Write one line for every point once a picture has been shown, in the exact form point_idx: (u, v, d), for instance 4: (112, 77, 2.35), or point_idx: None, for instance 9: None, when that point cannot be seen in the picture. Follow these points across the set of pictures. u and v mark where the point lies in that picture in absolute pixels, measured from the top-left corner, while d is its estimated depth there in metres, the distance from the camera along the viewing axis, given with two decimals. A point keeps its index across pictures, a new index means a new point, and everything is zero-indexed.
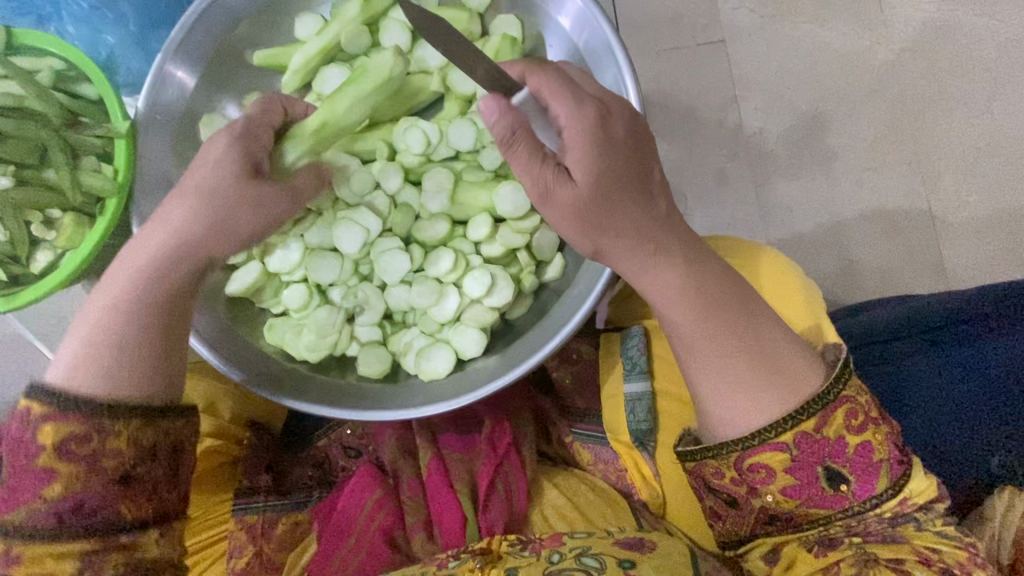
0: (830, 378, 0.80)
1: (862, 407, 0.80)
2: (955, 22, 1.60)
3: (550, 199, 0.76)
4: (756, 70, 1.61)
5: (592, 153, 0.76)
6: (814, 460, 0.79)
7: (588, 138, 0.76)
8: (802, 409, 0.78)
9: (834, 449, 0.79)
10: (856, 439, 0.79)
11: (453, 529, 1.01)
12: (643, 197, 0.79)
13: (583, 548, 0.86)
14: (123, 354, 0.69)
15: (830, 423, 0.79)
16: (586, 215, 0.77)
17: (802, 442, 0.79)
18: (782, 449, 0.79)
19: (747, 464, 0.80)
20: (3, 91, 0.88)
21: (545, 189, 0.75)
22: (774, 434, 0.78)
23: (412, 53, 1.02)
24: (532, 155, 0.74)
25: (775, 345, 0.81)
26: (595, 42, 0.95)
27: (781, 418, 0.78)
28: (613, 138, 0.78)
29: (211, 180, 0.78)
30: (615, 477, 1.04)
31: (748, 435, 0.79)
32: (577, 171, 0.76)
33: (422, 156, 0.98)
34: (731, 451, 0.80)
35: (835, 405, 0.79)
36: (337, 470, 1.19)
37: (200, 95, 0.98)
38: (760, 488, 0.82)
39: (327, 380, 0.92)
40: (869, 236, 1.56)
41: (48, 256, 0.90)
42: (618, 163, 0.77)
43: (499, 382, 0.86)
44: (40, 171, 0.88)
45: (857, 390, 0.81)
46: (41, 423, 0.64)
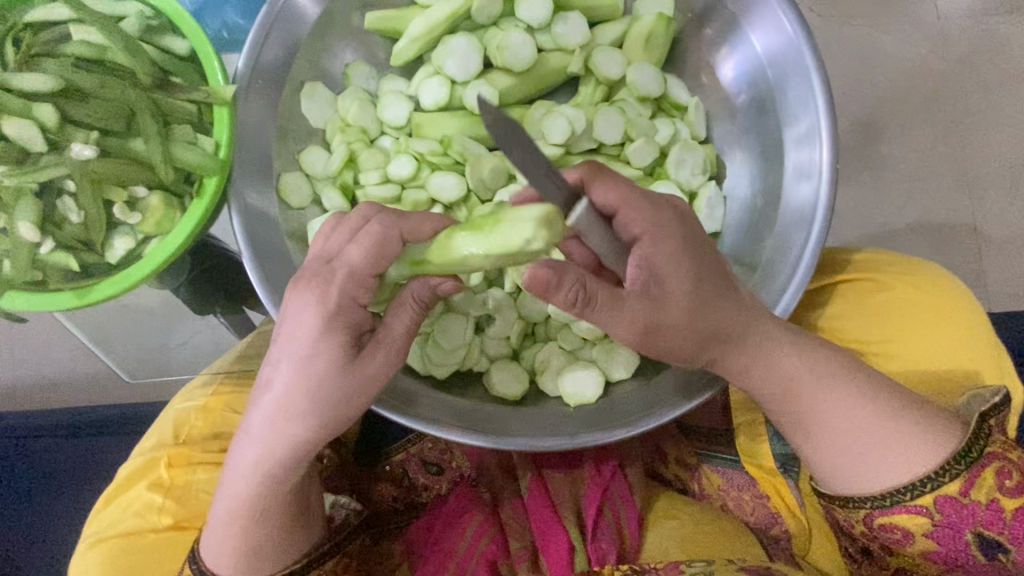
0: (965, 439, 0.67)
1: (1016, 464, 0.67)
2: (1005, 33, 1.39)
3: (657, 329, 0.65)
4: (818, 69, 1.37)
5: (682, 258, 0.64)
6: (961, 525, 0.67)
7: (672, 242, 0.64)
8: (940, 470, 0.66)
9: (986, 516, 0.66)
10: (1015, 503, 0.65)
11: (561, 560, 0.82)
12: (737, 300, 0.67)
13: (705, 573, 0.73)
14: (261, 515, 0.71)
15: (978, 485, 0.66)
16: (698, 333, 0.66)
17: (945, 505, 0.66)
18: (920, 512, 0.67)
19: (875, 524, 0.69)
20: (81, 38, 0.76)
21: (648, 321, 0.64)
22: (910, 496, 0.67)
23: (550, 27, 0.89)
24: (614, 301, 0.62)
25: (881, 441, 0.68)
26: (788, 63, 0.81)
27: (917, 479, 0.67)
28: (695, 233, 0.66)
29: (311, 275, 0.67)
30: (749, 507, 0.91)
31: (876, 492, 0.68)
32: (674, 284, 0.64)
33: (563, 147, 0.86)
34: (857, 508, 0.70)
35: (981, 463, 0.66)
36: (420, 490, 1.00)
37: (305, 58, 0.84)
38: (893, 548, 0.71)
39: (452, 400, 0.81)
40: (917, 251, 1.34)
41: (128, 243, 0.76)
42: (708, 258, 0.66)
43: (653, 421, 0.75)
44: (126, 141, 0.76)
45: (1004, 445, 0.68)
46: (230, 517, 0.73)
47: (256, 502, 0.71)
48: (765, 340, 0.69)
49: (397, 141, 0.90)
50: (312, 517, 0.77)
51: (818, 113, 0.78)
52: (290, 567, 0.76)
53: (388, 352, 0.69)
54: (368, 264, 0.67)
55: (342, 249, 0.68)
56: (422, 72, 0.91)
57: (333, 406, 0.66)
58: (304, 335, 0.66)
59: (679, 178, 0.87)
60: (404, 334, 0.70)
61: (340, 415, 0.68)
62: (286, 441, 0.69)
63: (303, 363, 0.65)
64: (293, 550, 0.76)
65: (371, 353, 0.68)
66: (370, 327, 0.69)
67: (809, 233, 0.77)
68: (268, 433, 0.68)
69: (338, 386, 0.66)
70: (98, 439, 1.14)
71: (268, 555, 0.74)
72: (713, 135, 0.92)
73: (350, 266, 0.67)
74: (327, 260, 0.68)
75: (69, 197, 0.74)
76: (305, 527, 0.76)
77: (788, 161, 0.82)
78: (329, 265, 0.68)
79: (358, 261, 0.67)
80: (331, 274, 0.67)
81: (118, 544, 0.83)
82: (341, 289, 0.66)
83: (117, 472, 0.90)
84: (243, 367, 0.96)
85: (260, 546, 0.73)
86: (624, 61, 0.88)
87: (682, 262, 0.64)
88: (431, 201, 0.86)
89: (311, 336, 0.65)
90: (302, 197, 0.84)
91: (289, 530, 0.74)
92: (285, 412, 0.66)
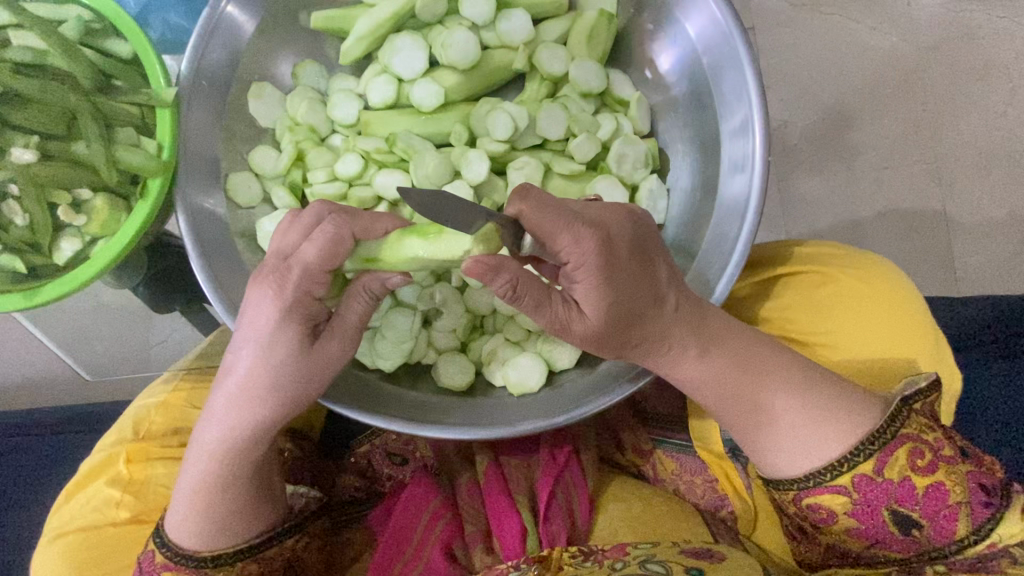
0: (879, 421, 0.71)
1: (929, 444, 0.71)
2: (974, 20, 1.40)
3: (566, 334, 0.70)
4: (787, 60, 1.39)
5: (596, 287, 0.65)
6: (877, 503, 0.71)
7: (592, 271, 0.64)
8: (854, 450, 0.71)
9: (899, 493, 0.70)
10: (925, 480, 0.70)
11: (514, 539, 0.84)
12: (649, 319, 0.69)
13: (646, 555, 0.75)
14: (223, 492, 0.73)
15: (891, 464, 0.70)
16: (602, 343, 0.70)
17: (862, 485, 0.71)
18: (840, 491, 0.72)
19: (804, 504, 0.74)
20: (21, 44, 0.78)
21: (558, 327, 0.69)
22: (829, 477, 0.71)
23: (494, 24, 0.90)
24: (539, 303, 0.66)
25: (803, 438, 0.72)
26: (720, 54, 0.83)
27: (834, 459, 0.71)
28: (617, 259, 0.65)
29: (271, 276, 0.68)
30: (700, 491, 0.93)
31: (799, 476, 0.72)
32: (585, 306, 0.66)
33: (506, 142, 0.88)
34: (787, 489, 0.74)
35: (893, 444, 0.70)
36: (383, 480, 1.02)
37: (250, 59, 0.85)
38: (821, 526, 0.75)
39: (402, 393, 0.83)
40: (886, 238, 1.36)
41: (74, 245, 0.79)
42: (626, 286, 0.66)
43: (591, 408, 0.78)
44: (69, 144, 0.78)
45: (919, 427, 0.71)
46: (198, 482, 0.74)
47: (219, 478, 0.73)
48: (674, 346, 0.72)
49: (346, 139, 0.91)
50: (275, 495, 0.79)
51: (749, 102, 0.80)
52: (251, 545, 0.77)
53: (343, 341, 0.70)
54: (321, 263, 0.66)
55: (296, 248, 0.67)
56: (370, 70, 0.92)
57: (302, 384, 0.70)
58: (262, 320, 0.67)
59: (621, 172, 0.89)
60: (357, 325, 0.71)
61: (303, 395, 0.70)
62: (258, 417, 0.71)
63: (263, 347, 0.68)
64: (256, 528, 0.77)
65: (328, 340, 0.70)
66: (326, 316, 0.71)
67: (742, 224, 0.79)
68: (232, 412, 0.71)
69: (296, 368, 0.68)
70: (66, 437, 1.16)
71: (228, 532, 0.75)
72: (657, 129, 0.94)
73: (303, 265, 0.66)
74: (283, 257, 0.68)
75: (14, 200, 0.76)
76: (267, 507, 0.78)
77: (723, 153, 0.84)
78: (284, 263, 0.67)
79: (313, 260, 0.66)
80: (287, 269, 0.67)
81: (76, 538, 0.85)
82: (296, 285, 0.66)
83: (79, 468, 0.92)
84: (203, 364, 0.99)
85: (223, 523, 0.75)
86: (567, 57, 0.90)
87: (594, 291, 0.65)
88: (377, 198, 0.89)
89: (269, 322, 0.67)
90: (250, 196, 0.86)
91: (250, 509, 0.76)
92: (248, 391, 0.69)
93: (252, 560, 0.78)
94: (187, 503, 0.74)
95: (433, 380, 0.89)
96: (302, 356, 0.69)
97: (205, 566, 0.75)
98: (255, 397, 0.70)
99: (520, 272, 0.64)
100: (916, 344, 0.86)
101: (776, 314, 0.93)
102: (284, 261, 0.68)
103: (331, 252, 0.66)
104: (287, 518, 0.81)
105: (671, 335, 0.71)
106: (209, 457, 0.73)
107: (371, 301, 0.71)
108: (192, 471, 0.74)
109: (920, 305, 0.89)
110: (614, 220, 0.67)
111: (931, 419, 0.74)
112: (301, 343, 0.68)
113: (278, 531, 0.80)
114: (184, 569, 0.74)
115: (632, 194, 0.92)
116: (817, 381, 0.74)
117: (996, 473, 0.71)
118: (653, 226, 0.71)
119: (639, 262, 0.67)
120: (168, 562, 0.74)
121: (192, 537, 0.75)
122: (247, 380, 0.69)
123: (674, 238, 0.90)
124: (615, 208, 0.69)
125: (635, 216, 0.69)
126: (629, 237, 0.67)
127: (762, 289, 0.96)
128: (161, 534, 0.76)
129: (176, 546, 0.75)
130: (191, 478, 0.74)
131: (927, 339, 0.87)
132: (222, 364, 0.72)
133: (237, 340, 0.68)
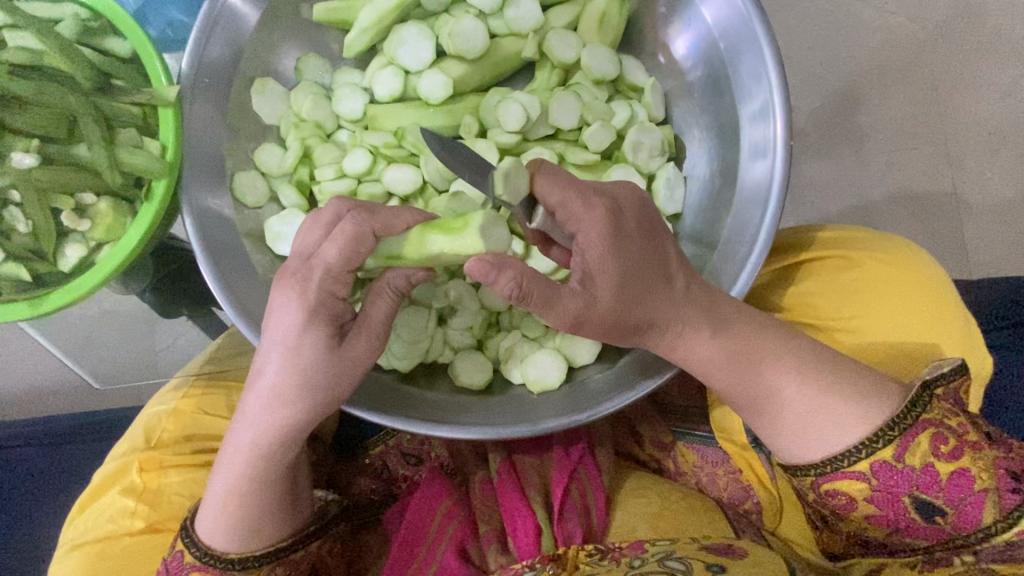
0: (899, 406, 0.67)
1: (953, 429, 0.66)
2: None
3: (581, 325, 0.66)
4: (794, 42, 1.35)
5: (609, 255, 0.64)
6: (898, 490, 0.67)
7: (603, 237, 0.64)
8: (873, 437, 0.66)
9: (921, 479, 0.66)
10: (949, 467, 0.65)
11: (527, 538, 0.80)
12: (662, 295, 0.68)
13: (666, 552, 0.73)
14: (255, 494, 0.72)
15: (912, 450, 0.66)
16: (615, 329, 0.68)
17: (882, 471, 0.67)
18: (859, 478, 0.67)
19: (823, 490, 0.69)
20: (16, 45, 0.75)
21: (574, 318, 0.65)
22: (847, 463, 0.67)
23: (502, 12, 0.87)
24: (549, 301, 0.63)
25: (818, 422, 0.68)
26: (737, 37, 0.81)
27: (853, 445, 0.67)
28: (626, 228, 0.66)
29: (292, 274, 0.66)
30: (723, 483, 0.91)
31: (818, 462, 0.68)
32: (598, 281, 0.65)
33: (517, 133, 0.85)
34: (804, 476, 0.70)
35: (914, 429, 0.66)
36: (399, 481, 1.00)
37: (252, 54, 0.83)
38: (841, 514, 0.71)
39: (419, 392, 0.81)
40: (898, 222, 1.33)
41: (79, 251, 0.77)
42: (634, 262, 0.66)
43: (619, 404, 0.76)
44: (69, 147, 0.76)
45: (942, 411, 0.66)
46: (225, 488, 0.72)
47: (251, 481, 0.71)
48: (685, 327, 0.69)
49: (353, 135, 0.89)
50: (302, 500, 0.77)
51: (770, 86, 0.78)
52: (279, 548, 0.75)
53: (371, 338, 0.68)
54: (344, 264, 0.65)
55: (318, 247, 0.66)
56: (375, 63, 0.90)
57: (331, 388, 0.68)
58: (289, 322, 0.66)
59: (637, 161, 0.87)
60: (384, 323, 0.69)
61: (332, 399, 0.69)
62: (286, 421, 0.69)
63: (294, 347, 0.66)
64: (285, 531, 0.75)
65: (356, 338, 0.68)
66: (352, 315, 0.69)
67: (765, 211, 0.77)
68: (264, 414, 0.69)
69: (328, 368, 0.67)
70: (77, 446, 1.15)
71: (256, 537, 0.73)
72: (672, 115, 0.91)
73: (326, 264, 0.65)
74: (305, 256, 0.66)
75: (16, 207, 0.75)
76: (296, 509, 0.76)
77: (743, 138, 0.81)
78: (307, 262, 0.66)
79: (336, 259, 0.65)
80: (309, 269, 0.65)
81: (95, 549, 0.84)
82: (319, 284, 0.65)
83: (93, 478, 0.91)
84: (213, 368, 0.95)
85: (255, 525, 0.73)
86: (578, 44, 0.87)
87: (607, 260, 0.64)
88: (387, 194, 0.86)
89: (298, 323, 0.65)
90: (257, 195, 0.84)
91: (281, 512, 0.74)
92: (280, 393, 0.67)
93: (280, 562, 0.76)
94: (216, 507, 0.73)
95: (450, 379, 0.86)
96: (333, 357, 0.66)
97: (234, 568, 0.73)
98: (284, 401, 0.68)
99: (523, 269, 0.61)
100: (943, 329, 0.83)
101: (799, 301, 0.91)
102: (306, 260, 0.66)
103: (352, 251, 0.65)
104: (311, 525, 0.78)
105: (684, 315, 0.69)
106: (241, 459, 0.71)
107: (397, 299, 0.70)
108: (223, 475, 0.73)
109: (948, 290, 0.87)
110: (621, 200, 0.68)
111: (957, 403, 0.68)
112: (329, 342, 0.66)
113: (305, 534, 0.78)
114: (213, 569, 0.73)
115: (648, 183, 0.89)
116: (847, 367, 0.71)
117: None
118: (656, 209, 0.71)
119: (646, 244, 0.67)
120: (198, 563, 0.73)
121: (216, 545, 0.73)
122: (276, 383, 0.67)
123: (692, 226, 0.88)
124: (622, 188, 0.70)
125: (641, 197, 0.70)
126: (635, 209, 0.68)
127: (783, 276, 0.94)
128: (190, 534, 0.74)
129: (207, 547, 0.73)
130: (223, 480, 0.73)
131: (957, 322, 0.84)
132: (252, 365, 0.70)
133: (268, 342, 0.67)
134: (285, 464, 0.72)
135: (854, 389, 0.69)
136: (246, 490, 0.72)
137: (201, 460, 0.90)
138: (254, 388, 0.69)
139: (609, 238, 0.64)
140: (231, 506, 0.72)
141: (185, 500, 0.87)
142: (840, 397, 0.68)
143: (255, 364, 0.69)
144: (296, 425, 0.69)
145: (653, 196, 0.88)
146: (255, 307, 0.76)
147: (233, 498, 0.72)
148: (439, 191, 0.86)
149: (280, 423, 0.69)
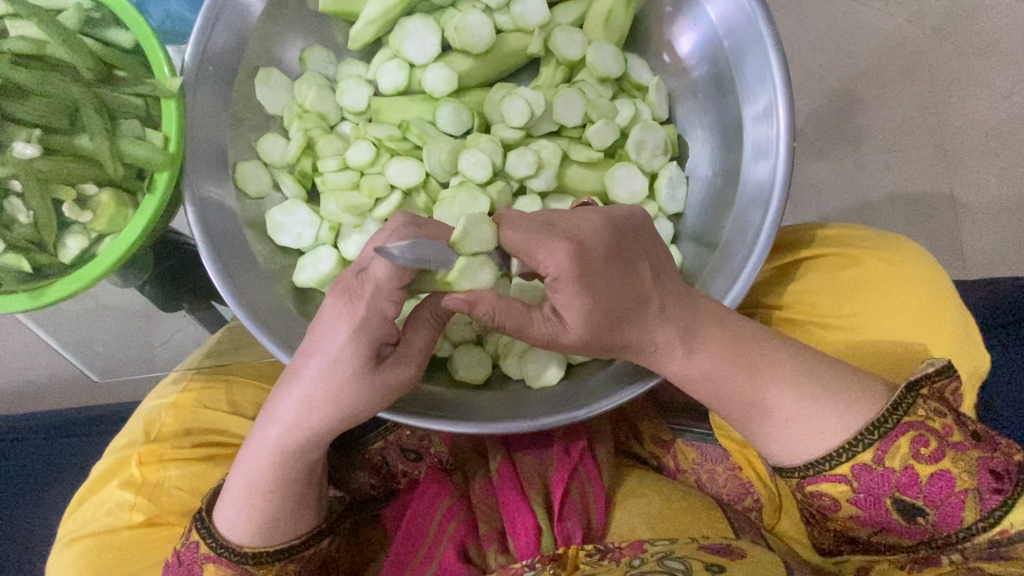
0: (881, 409, 0.67)
1: (935, 431, 0.66)
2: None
3: (553, 346, 0.68)
4: (793, 43, 1.35)
5: (576, 297, 0.63)
6: (879, 492, 0.67)
7: (568, 280, 0.63)
8: (854, 440, 0.67)
9: (902, 481, 0.66)
10: (930, 468, 0.65)
11: (527, 538, 0.80)
12: (637, 321, 0.67)
13: (665, 551, 0.73)
14: (277, 491, 0.72)
15: (893, 453, 0.66)
16: (590, 348, 0.69)
17: (862, 474, 0.67)
18: (841, 480, 0.68)
19: (806, 491, 0.70)
20: (19, 34, 0.76)
21: (545, 342, 0.68)
22: (829, 466, 0.67)
23: (509, 7, 0.87)
24: (520, 322, 0.66)
25: (817, 423, 0.68)
26: (742, 37, 0.81)
27: (836, 448, 0.67)
28: (593, 266, 0.64)
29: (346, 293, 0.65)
30: (722, 480, 0.92)
31: (805, 463, 0.68)
32: (567, 317, 0.65)
33: (521, 128, 0.86)
34: (786, 478, 0.71)
35: (895, 432, 0.66)
36: (398, 477, 0.99)
37: (255, 44, 0.82)
38: (826, 515, 0.71)
39: (421, 387, 0.81)
40: (895, 223, 1.34)
41: (80, 242, 0.77)
42: (605, 290, 0.64)
43: (615, 400, 0.76)
44: (71, 138, 0.76)
45: (926, 413, 0.66)
46: (246, 485, 0.72)
47: (274, 479, 0.71)
48: (658, 346, 0.69)
49: (356, 126, 0.89)
50: (322, 497, 0.77)
51: (775, 88, 0.78)
52: (292, 547, 0.75)
53: (405, 362, 0.69)
54: (391, 280, 0.63)
55: (370, 263, 0.65)
56: (380, 55, 0.90)
57: (362, 402, 0.68)
58: (333, 336, 0.65)
59: (639, 160, 0.88)
60: (423, 350, 0.70)
61: (364, 412, 0.69)
62: (316, 429, 0.69)
63: (328, 350, 0.66)
64: (302, 530, 0.76)
65: (394, 360, 0.68)
66: (393, 340, 0.68)
67: (766, 214, 0.76)
68: (294, 416, 0.69)
69: (363, 385, 0.66)
70: (72, 440, 1.15)
71: (276, 533, 0.74)
72: (676, 115, 0.92)
73: (377, 281, 0.63)
74: (357, 269, 0.67)
75: (16, 197, 0.75)
76: (316, 509, 0.76)
77: (745, 139, 0.82)
78: (359, 278, 0.65)
79: (382, 276, 0.63)
80: (359, 286, 0.65)
81: (92, 543, 0.84)
82: (368, 302, 0.64)
83: (91, 472, 0.91)
84: (213, 362, 0.95)
85: (274, 521, 0.73)
86: (584, 41, 0.87)
87: (575, 297, 0.64)
88: (389, 187, 0.86)
89: (340, 340, 0.65)
90: (260, 185, 0.84)
91: (296, 510, 0.74)
92: (311, 392, 0.68)
93: (290, 560, 0.75)
94: (237, 504, 0.73)
95: (447, 374, 0.86)
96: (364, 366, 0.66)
97: (247, 563, 0.73)
98: (317, 407, 0.68)
99: (495, 306, 0.64)
100: (937, 328, 0.84)
101: (797, 299, 0.91)
102: (357, 275, 0.66)
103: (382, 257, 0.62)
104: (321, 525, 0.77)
105: (658, 338, 0.68)
106: (266, 455, 0.71)
107: (437, 326, 0.71)
108: (247, 473, 0.73)
109: (948, 290, 0.87)
110: (597, 226, 0.66)
111: (943, 403, 0.68)
112: (366, 362, 0.66)
113: (319, 533, 0.77)
114: (227, 563, 0.73)
115: (650, 183, 0.90)
116: (846, 364, 0.71)
117: (1013, 456, 0.66)
118: (646, 227, 0.70)
119: (621, 263, 0.66)
120: (212, 555, 0.73)
121: (229, 543, 0.73)
122: (313, 392, 0.67)
123: (691, 225, 0.89)
124: (603, 214, 0.68)
125: (635, 218, 0.70)
126: (607, 244, 0.65)
127: (784, 273, 0.95)
128: (207, 525, 0.74)
129: (222, 538, 0.73)
130: (245, 472, 0.73)
131: (953, 323, 0.85)
132: (287, 366, 0.70)
133: (310, 353, 0.67)
134: (304, 461, 0.72)
135: (851, 392, 0.68)
136: (262, 488, 0.72)
137: (200, 453, 0.89)
138: (288, 389, 0.69)
139: (581, 264, 0.63)
140: (249, 505, 0.72)
141: (185, 494, 0.87)
142: (837, 399, 0.68)
143: (291, 368, 0.69)
144: (318, 428, 0.69)
145: (655, 195, 0.89)
146: (257, 300, 0.76)
147: (252, 494, 0.72)
148: (442, 183, 0.87)
149: (310, 427, 0.69)
